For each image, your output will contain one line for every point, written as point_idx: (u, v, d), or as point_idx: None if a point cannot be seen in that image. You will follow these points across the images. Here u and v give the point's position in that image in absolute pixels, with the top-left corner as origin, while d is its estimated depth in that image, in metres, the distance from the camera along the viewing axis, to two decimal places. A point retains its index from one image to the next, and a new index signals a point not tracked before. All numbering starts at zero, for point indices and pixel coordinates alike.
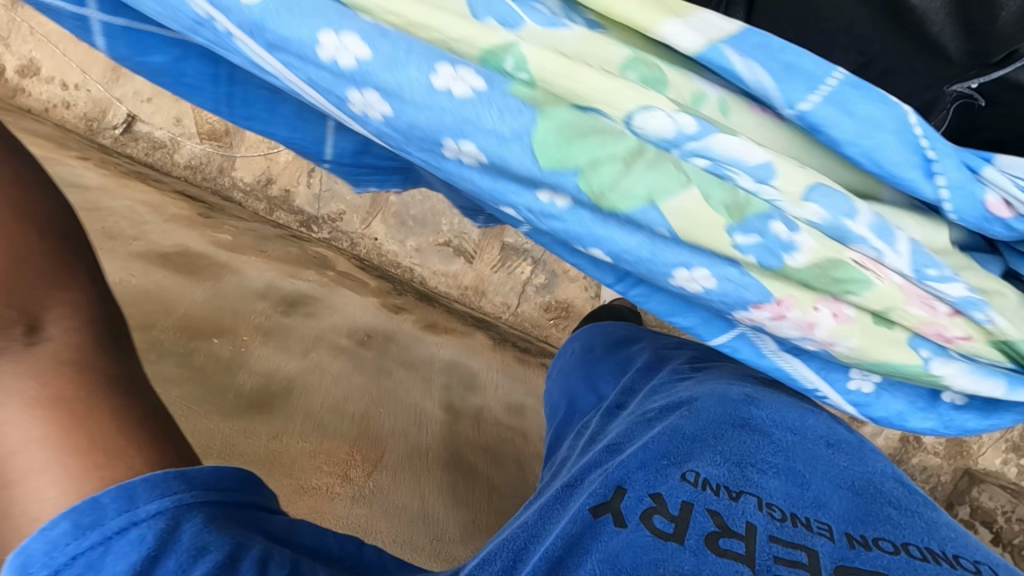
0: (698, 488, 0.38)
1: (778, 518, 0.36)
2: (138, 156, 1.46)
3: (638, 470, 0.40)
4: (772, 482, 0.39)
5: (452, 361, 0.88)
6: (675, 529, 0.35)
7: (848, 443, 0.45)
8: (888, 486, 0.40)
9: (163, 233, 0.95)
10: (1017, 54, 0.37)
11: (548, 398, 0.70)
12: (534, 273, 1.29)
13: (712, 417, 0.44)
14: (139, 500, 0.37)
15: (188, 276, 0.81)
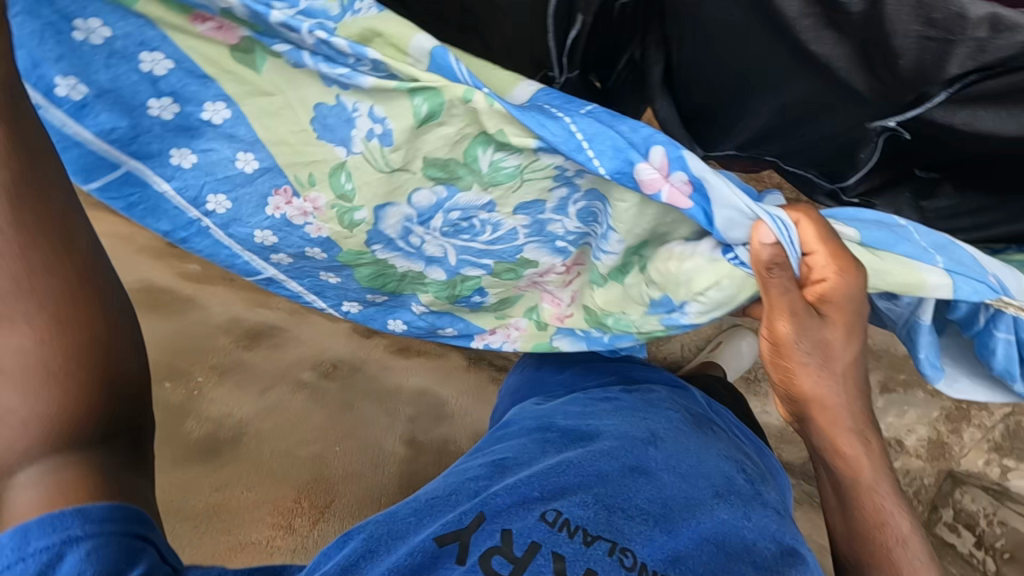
0: (552, 529, 0.43)
1: (625, 566, 0.41)
2: None
3: (508, 506, 0.45)
4: (634, 528, 0.44)
5: (422, 388, 0.85)
6: (512, 568, 0.41)
7: (738, 492, 0.50)
8: (746, 534, 0.46)
9: (127, 269, 0.94)
10: (926, 96, 0.42)
11: (496, 407, 0.76)
12: None
13: (607, 455, 0.50)
14: (32, 537, 0.36)
15: (147, 315, 0.80)
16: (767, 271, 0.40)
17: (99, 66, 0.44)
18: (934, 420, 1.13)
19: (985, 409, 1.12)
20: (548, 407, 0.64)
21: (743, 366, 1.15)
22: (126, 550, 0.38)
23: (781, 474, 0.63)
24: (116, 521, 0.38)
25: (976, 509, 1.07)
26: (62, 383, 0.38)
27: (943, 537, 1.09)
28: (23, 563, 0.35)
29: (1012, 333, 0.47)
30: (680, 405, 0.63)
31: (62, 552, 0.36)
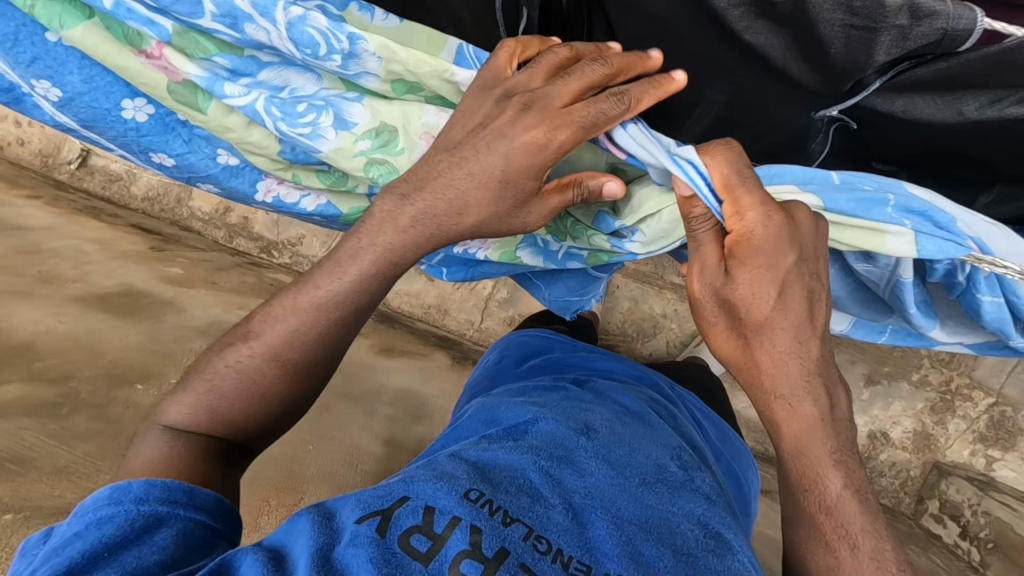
0: (472, 507, 0.47)
1: (540, 552, 0.46)
2: (95, 190, 1.45)
3: (431, 486, 0.49)
4: (554, 517, 0.49)
5: (404, 388, 0.88)
6: (426, 549, 0.44)
7: (657, 486, 0.56)
8: (653, 520, 0.51)
9: (107, 271, 0.94)
10: (862, 82, 0.56)
11: (459, 403, 0.84)
12: (496, 288, 1.28)
13: (536, 449, 0.56)
14: (152, 497, 0.48)
15: (127, 318, 0.81)
16: (688, 221, 0.54)
17: (66, 68, 0.68)
18: (918, 412, 1.15)
19: (971, 399, 1.12)
20: (492, 406, 0.69)
21: None
22: (204, 539, 0.48)
23: (712, 472, 0.68)
24: (210, 516, 0.49)
25: (959, 500, 1.07)
26: (261, 407, 0.58)
27: (928, 528, 1.10)
28: (134, 512, 0.46)
29: (997, 295, 0.58)
30: (615, 410, 0.69)
31: (162, 519, 0.47)
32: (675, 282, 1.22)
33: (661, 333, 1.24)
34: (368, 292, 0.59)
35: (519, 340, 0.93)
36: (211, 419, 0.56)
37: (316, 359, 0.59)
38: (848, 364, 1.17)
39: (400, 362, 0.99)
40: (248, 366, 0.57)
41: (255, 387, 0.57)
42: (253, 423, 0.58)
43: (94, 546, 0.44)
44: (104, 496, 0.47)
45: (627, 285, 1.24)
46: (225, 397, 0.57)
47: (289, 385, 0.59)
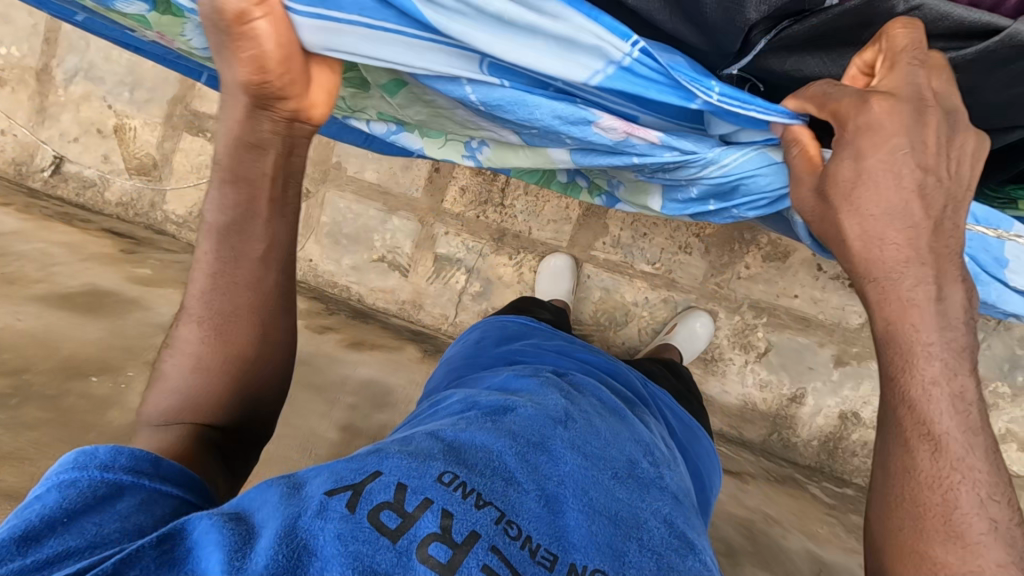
0: (446, 488, 0.45)
1: (510, 536, 0.44)
2: (69, 197, 1.45)
3: (404, 463, 0.46)
4: (528, 503, 0.47)
5: (368, 379, 0.89)
6: (395, 527, 0.42)
7: (632, 481, 0.56)
8: (625, 513, 0.51)
9: (73, 272, 0.94)
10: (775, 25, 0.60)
11: (432, 385, 0.84)
12: (469, 282, 1.29)
13: (515, 432, 0.55)
14: (119, 465, 0.45)
15: (88, 315, 0.81)
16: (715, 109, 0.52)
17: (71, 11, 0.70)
18: None
19: None
20: (467, 394, 0.68)
21: (698, 347, 1.17)
22: (176, 516, 0.45)
23: (683, 472, 0.68)
24: (182, 491, 0.47)
25: None
26: (208, 384, 0.54)
27: None
28: (99, 479, 0.43)
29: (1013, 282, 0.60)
30: (593, 403, 0.68)
31: (130, 490, 0.44)
32: (644, 270, 1.23)
33: (633, 321, 1.25)
34: (262, 214, 0.55)
35: (498, 324, 0.94)
36: (172, 406, 0.53)
37: (242, 313, 0.56)
38: (817, 347, 1.18)
39: (369, 355, 1.00)
40: (185, 345, 0.55)
41: (193, 358, 0.54)
42: (220, 400, 0.55)
43: (51, 510, 0.40)
44: (64, 463, 0.43)
45: (598, 276, 1.25)
46: (170, 383, 0.54)
47: (229, 346, 0.55)
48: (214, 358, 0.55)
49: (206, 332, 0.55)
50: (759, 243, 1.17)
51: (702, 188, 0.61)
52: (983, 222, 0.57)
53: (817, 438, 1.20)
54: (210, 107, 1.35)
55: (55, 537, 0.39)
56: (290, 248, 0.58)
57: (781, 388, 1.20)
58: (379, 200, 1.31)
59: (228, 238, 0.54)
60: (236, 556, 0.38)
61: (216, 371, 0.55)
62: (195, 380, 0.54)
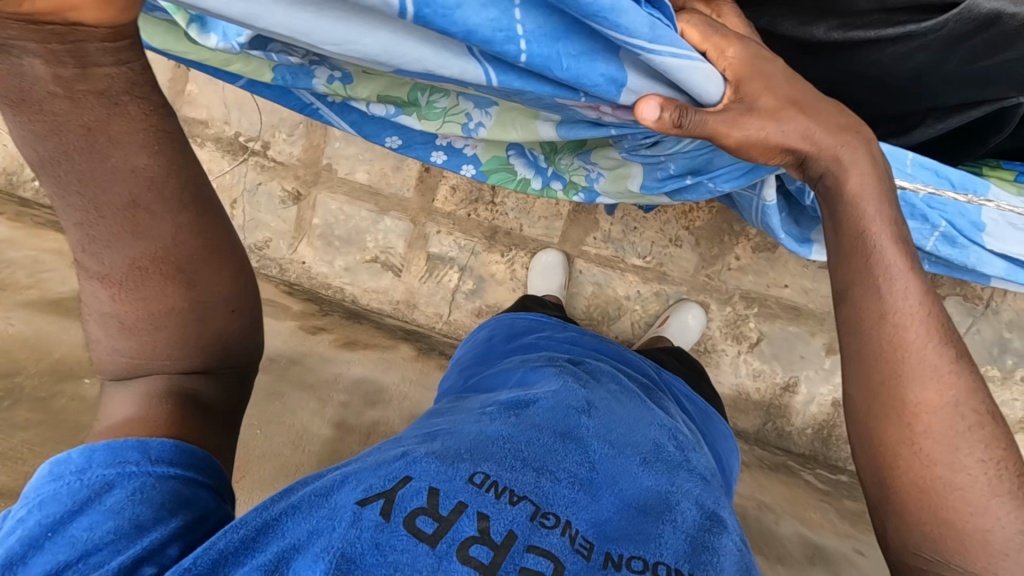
0: (478, 489, 0.45)
1: (545, 528, 0.44)
2: None
3: (434, 467, 0.46)
4: (560, 492, 0.48)
5: (361, 377, 0.89)
6: (432, 532, 0.42)
7: (659, 463, 0.56)
8: (656, 496, 0.52)
9: (63, 278, 0.95)
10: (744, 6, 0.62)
11: (445, 384, 0.85)
12: (461, 280, 1.29)
13: (539, 424, 0.55)
14: (95, 464, 0.43)
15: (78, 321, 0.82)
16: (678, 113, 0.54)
17: None
18: None
19: None
20: (484, 394, 0.68)
21: (690, 339, 1.18)
22: (172, 496, 0.43)
23: (706, 451, 0.68)
24: (172, 466, 0.44)
25: None
26: (147, 344, 0.46)
27: None
28: (78, 485, 0.42)
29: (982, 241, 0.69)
30: (611, 389, 0.69)
31: (113, 483, 0.42)
32: (636, 264, 1.24)
33: (625, 315, 1.26)
34: (105, 157, 0.37)
35: (507, 321, 0.94)
36: (122, 368, 0.46)
37: (144, 264, 0.42)
38: (808, 336, 1.19)
39: (362, 353, 1.00)
40: (97, 306, 0.44)
41: (114, 319, 0.44)
42: (176, 353, 0.47)
43: (37, 530, 0.40)
44: (44, 476, 0.43)
45: (590, 271, 1.26)
46: (110, 346, 0.46)
47: (153, 304, 0.44)
48: (139, 314, 0.44)
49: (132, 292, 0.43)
50: (748, 234, 1.18)
51: (680, 162, 0.67)
52: (959, 187, 0.65)
53: (811, 426, 1.21)
54: (199, 112, 1.35)
55: (44, 551, 0.39)
56: (175, 180, 0.41)
57: (774, 377, 1.21)
58: (371, 201, 1.31)
59: (72, 186, 0.38)
60: None
61: (156, 327, 0.45)
62: (131, 349, 0.46)
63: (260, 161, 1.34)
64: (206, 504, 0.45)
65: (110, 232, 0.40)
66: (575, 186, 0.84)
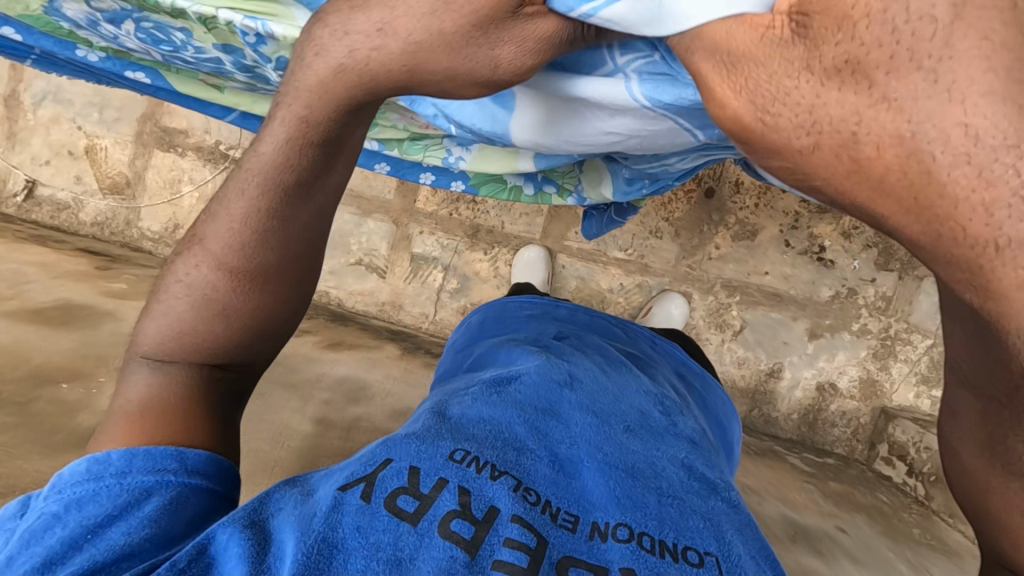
0: (460, 466, 0.44)
1: (529, 504, 0.43)
2: (43, 220, 1.45)
3: (414, 448, 0.45)
4: (540, 470, 0.47)
5: (345, 375, 0.91)
6: (413, 509, 0.40)
7: (646, 435, 0.56)
8: (642, 463, 0.51)
9: (45, 289, 0.95)
10: None
11: (438, 371, 0.85)
12: (446, 279, 1.30)
13: (521, 401, 0.55)
14: (134, 469, 0.41)
15: (57, 328, 0.84)
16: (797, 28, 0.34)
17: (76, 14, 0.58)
18: (862, 359, 1.19)
19: (909, 342, 1.16)
20: (469, 376, 0.68)
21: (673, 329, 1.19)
22: (203, 510, 0.41)
23: (695, 418, 0.68)
24: (205, 478, 0.43)
25: (905, 440, 1.11)
26: (233, 333, 0.47)
27: (880, 471, 1.16)
28: (117, 489, 0.40)
29: None
30: (596, 363, 0.68)
31: (151, 491, 0.40)
32: (618, 257, 1.25)
33: (609, 309, 1.27)
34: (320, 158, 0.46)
35: (500, 305, 0.93)
36: (177, 347, 0.47)
37: (283, 262, 0.47)
38: (791, 322, 1.20)
39: (346, 354, 1.01)
40: (202, 282, 0.47)
41: (215, 303, 0.47)
42: (241, 343, 0.48)
43: (75, 532, 0.38)
44: (79, 474, 0.41)
45: (573, 265, 1.27)
46: (189, 325, 0.47)
47: (257, 302, 0.47)
48: (242, 300, 0.47)
49: (258, 298, 0.47)
50: (727, 223, 1.20)
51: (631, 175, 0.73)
52: None
53: (797, 411, 1.22)
54: (180, 123, 1.36)
55: (79, 553, 0.37)
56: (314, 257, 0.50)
57: (758, 364, 1.22)
58: (353, 204, 1.32)
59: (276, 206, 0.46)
60: (260, 564, 0.36)
61: (251, 312, 0.47)
62: (206, 319, 0.47)
63: None
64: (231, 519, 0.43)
65: (271, 229, 0.46)
66: (563, 196, 0.87)
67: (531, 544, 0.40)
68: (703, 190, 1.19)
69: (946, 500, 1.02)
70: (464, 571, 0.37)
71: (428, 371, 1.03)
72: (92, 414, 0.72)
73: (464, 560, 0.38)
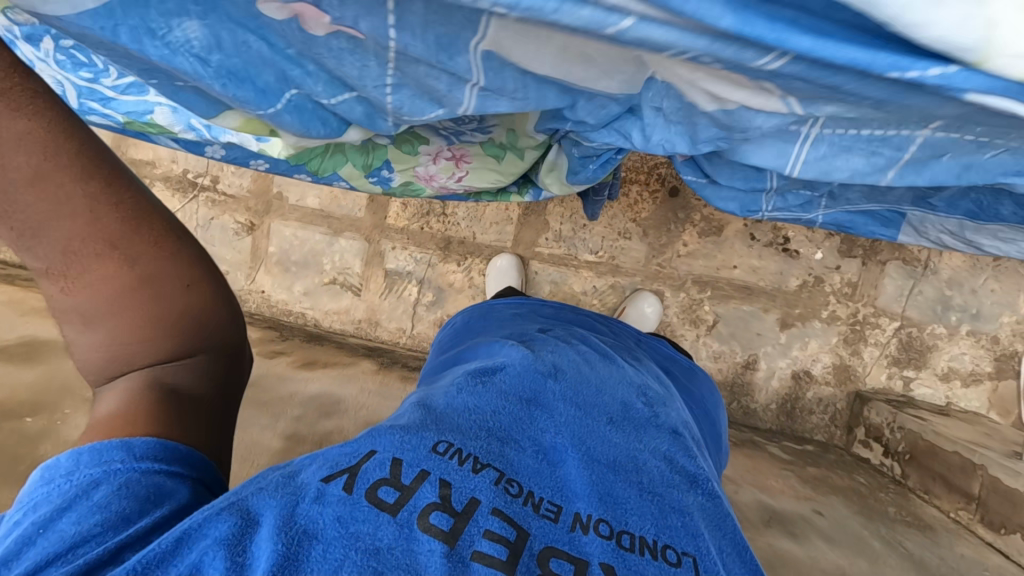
0: (443, 457, 0.43)
1: (510, 495, 0.42)
2: (12, 259, 1.44)
3: (396, 439, 0.44)
4: (524, 460, 0.46)
5: (318, 393, 0.92)
6: (394, 501, 0.39)
7: (632, 426, 0.55)
8: (626, 456, 0.50)
9: (10, 325, 0.95)
10: None
11: (425, 368, 0.85)
12: (421, 293, 1.31)
13: (508, 388, 0.54)
14: (82, 464, 0.40)
15: (22, 364, 0.84)
16: None
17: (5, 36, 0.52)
18: (834, 346, 1.21)
19: (878, 325, 1.19)
20: (454, 369, 0.67)
21: (647, 328, 1.21)
22: (157, 488, 0.40)
23: (679, 410, 0.67)
24: (157, 462, 0.42)
25: (878, 421, 1.13)
26: (117, 331, 0.47)
27: (859, 453, 1.18)
28: (67, 485, 0.39)
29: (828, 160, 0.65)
30: (581, 353, 0.68)
31: (100, 481, 0.39)
32: (589, 260, 1.27)
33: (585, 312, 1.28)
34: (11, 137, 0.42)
35: (487, 306, 0.92)
36: (107, 366, 0.48)
37: (75, 242, 0.45)
38: (761, 313, 1.22)
39: (321, 372, 1.01)
40: (60, 305, 0.47)
41: (76, 313, 0.46)
42: (147, 334, 0.48)
43: (28, 530, 0.37)
44: (37, 483, 0.40)
45: (545, 271, 1.28)
46: (86, 344, 0.47)
47: (100, 283, 0.46)
48: (83, 293, 0.46)
49: (56, 262, 0.45)
50: (693, 220, 1.22)
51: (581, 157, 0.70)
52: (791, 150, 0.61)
53: (774, 400, 1.23)
54: (145, 154, 1.36)
55: (32, 548, 0.36)
56: (82, 177, 0.45)
57: (734, 357, 1.24)
58: (324, 224, 1.32)
59: None
60: (238, 553, 0.35)
61: (121, 289, 0.46)
62: (94, 332, 0.47)
63: (211, 196, 1.35)
64: (194, 497, 0.41)
65: (31, 220, 0.43)
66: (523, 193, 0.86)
67: (512, 536, 0.39)
68: (668, 189, 1.22)
69: (920, 477, 1.04)
70: (443, 563, 0.36)
71: (404, 384, 1.03)
72: (57, 445, 0.72)
73: (444, 552, 0.37)
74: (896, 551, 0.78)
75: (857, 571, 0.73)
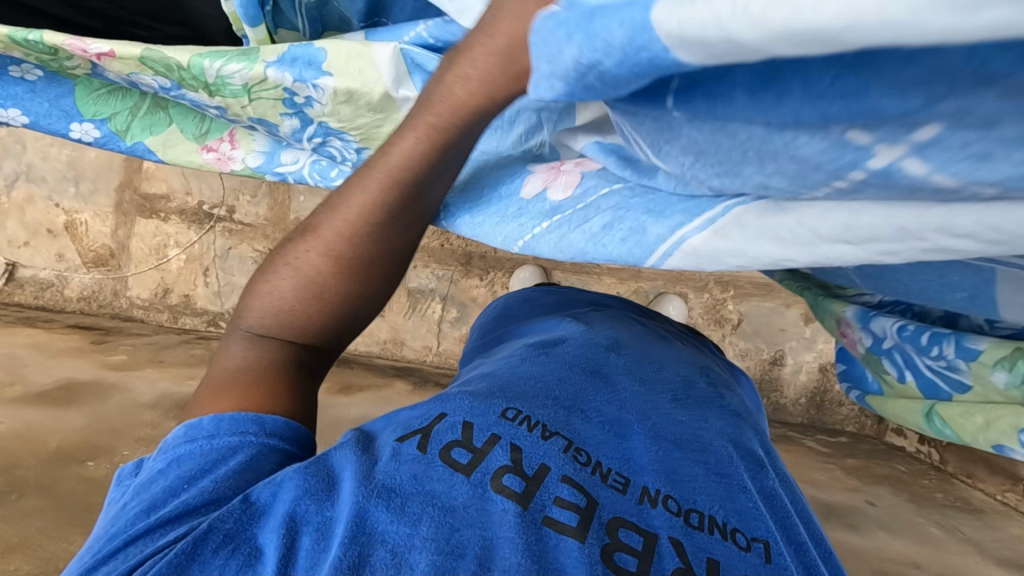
0: (512, 423, 0.43)
1: (579, 464, 0.42)
2: (28, 302, 1.42)
3: (470, 404, 0.45)
4: (591, 432, 0.46)
5: (361, 417, 0.93)
6: (467, 462, 0.40)
7: (694, 403, 0.54)
8: (692, 433, 0.49)
9: (44, 369, 0.95)
10: None
11: (468, 346, 0.88)
12: (445, 310, 1.31)
13: (570, 363, 0.54)
14: (223, 430, 0.43)
15: (63, 407, 0.84)
16: None
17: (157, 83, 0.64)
18: None
19: None
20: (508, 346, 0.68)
21: None
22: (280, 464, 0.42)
23: (741, 395, 0.67)
24: (284, 442, 0.44)
25: None
26: (323, 312, 0.50)
27: (892, 442, 1.19)
28: (209, 447, 0.41)
29: None
30: (637, 333, 0.67)
31: (234, 450, 0.41)
32: (610, 267, 1.28)
33: None
34: (449, 154, 0.46)
35: (524, 292, 0.91)
36: (279, 323, 0.50)
37: (371, 261, 0.50)
38: (784, 309, 1.23)
39: (359, 396, 1.01)
40: (302, 267, 0.49)
41: (312, 285, 0.49)
42: (328, 321, 0.50)
43: (175, 481, 0.40)
44: (180, 436, 0.43)
45: (567, 280, 1.29)
46: (286, 298, 0.49)
47: (354, 287, 0.50)
48: (339, 287, 0.49)
49: (350, 266, 0.49)
50: None
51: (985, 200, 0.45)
52: None
53: (803, 395, 1.25)
54: (159, 187, 1.36)
55: (178, 496, 0.39)
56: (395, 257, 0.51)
57: (760, 354, 1.25)
58: None
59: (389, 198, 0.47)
60: (326, 506, 0.37)
61: (360, 296, 0.51)
62: (307, 304, 0.49)
63: (227, 226, 1.35)
64: None
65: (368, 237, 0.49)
66: None
67: (582, 502, 0.39)
68: None
69: (960, 461, 1.05)
70: (516, 523, 0.37)
71: None
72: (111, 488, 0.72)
73: (517, 510, 0.37)
74: (954, 536, 0.79)
75: (924, 559, 0.74)
